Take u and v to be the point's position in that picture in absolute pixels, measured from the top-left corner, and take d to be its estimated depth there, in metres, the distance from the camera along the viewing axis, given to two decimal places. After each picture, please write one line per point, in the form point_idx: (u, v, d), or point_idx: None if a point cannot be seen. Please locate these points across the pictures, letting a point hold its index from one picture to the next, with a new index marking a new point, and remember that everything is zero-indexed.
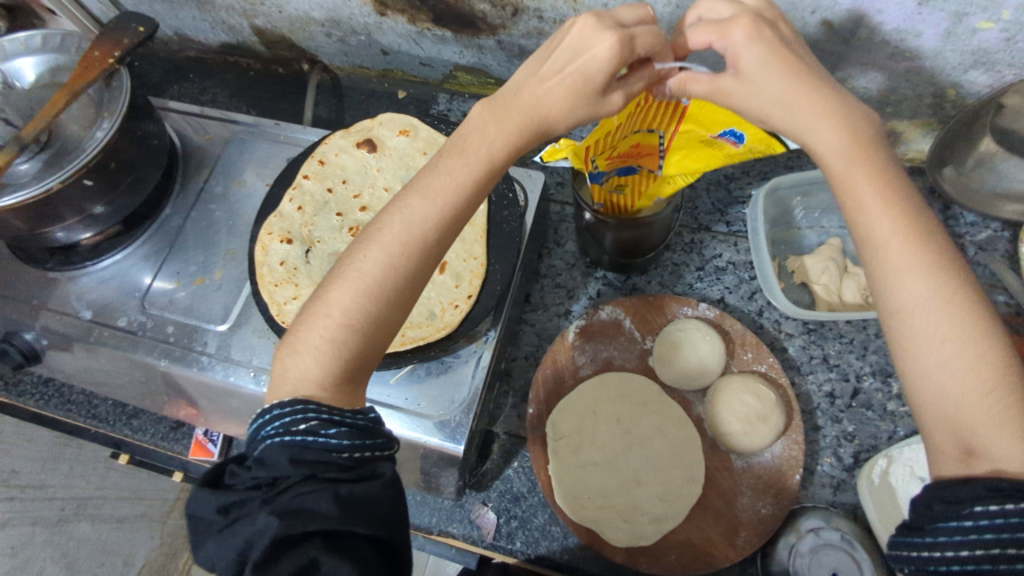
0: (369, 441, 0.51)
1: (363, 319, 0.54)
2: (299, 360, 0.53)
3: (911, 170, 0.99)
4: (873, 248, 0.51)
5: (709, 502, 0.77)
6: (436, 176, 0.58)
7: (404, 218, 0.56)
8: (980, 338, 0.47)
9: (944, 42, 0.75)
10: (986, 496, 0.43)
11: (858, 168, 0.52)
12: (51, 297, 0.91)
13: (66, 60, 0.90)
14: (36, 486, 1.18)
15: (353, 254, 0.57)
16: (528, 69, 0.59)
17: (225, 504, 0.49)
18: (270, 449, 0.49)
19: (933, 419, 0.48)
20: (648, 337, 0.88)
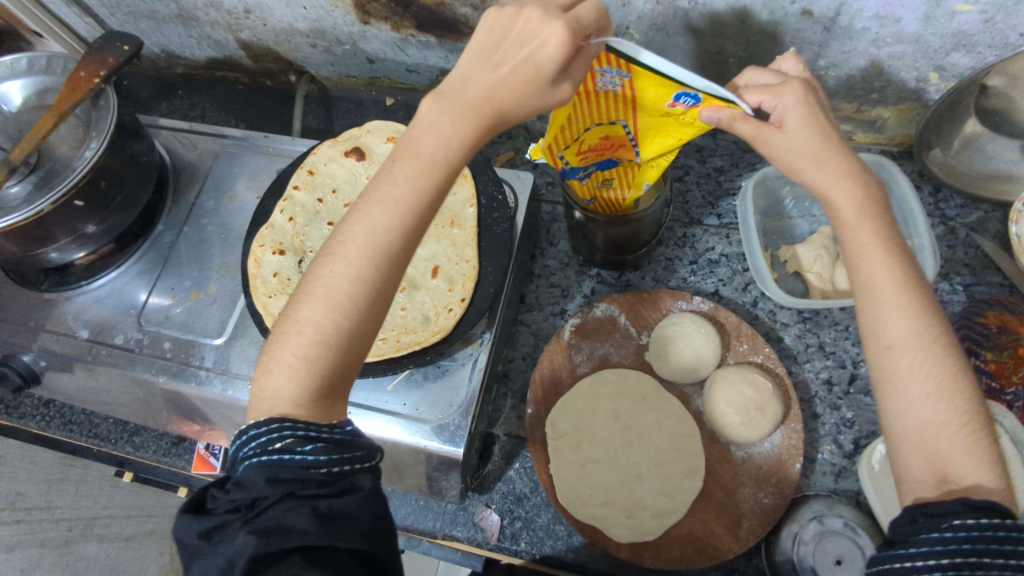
0: (347, 453, 0.51)
1: (333, 334, 0.53)
2: (275, 380, 0.53)
3: (899, 155, 0.99)
4: (869, 291, 0.54)
5: (710, 494, 0.78)
6: (393, 180, 0.55)
7: (364, 229, 0.54)
8: (956, 377, 0.51)
9: (924, 27, 0.75)
10: (961, 511, 0.46)
11: (864, 225, 0.55)
12: (48, 318, 0.91)
13: (53, 82, 0.90)
14: (42, 508, 1.17)
15: (316, 269, 0.55)
16: (474, 60, 0.57)
17: (206, 529, 0.48)
18: (248, 469, 0.49)
19: (909, 449, 0.51)
20: (643, 332, 0.88)
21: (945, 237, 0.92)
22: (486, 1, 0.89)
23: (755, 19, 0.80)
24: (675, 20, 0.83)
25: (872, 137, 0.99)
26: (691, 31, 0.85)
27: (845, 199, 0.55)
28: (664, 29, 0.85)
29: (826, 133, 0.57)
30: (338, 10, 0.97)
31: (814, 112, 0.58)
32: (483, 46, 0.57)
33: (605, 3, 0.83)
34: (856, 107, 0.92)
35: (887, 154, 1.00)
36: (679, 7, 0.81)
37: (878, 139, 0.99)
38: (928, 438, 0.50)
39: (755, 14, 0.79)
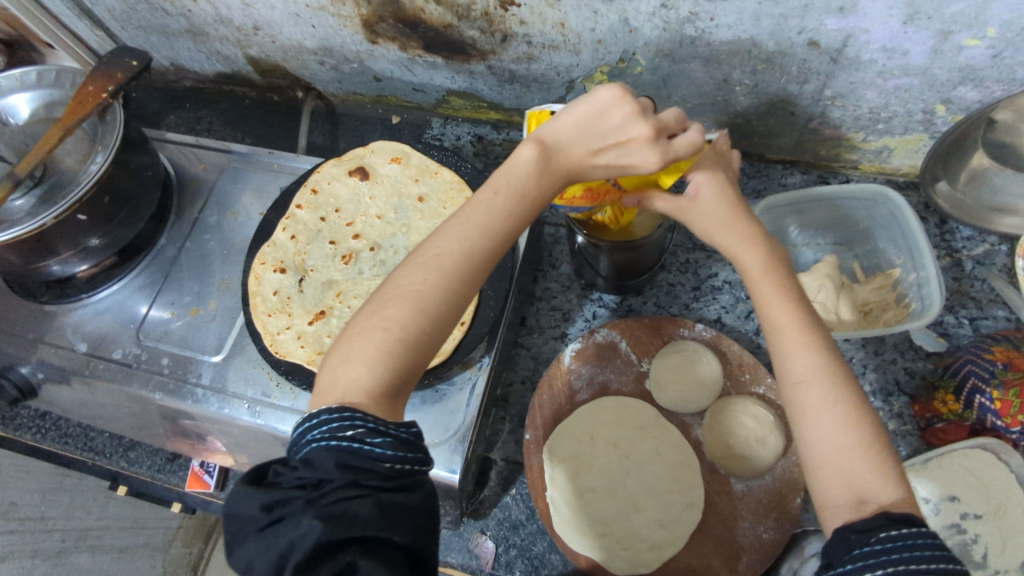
0: (411, 454, 0.49)
1: (416, 337, 0.52)
2: (352, 370, 0.51)
3: (906, 185, 0.98)
4: (777, 333, 0.56)
5: (709, 527, 0.76)
6: (490, 212, 0.54)
7: (459, 246, 0.53)
8: (859, 404, 0.52)
9: (932, 59, 0.75)
10: (885, 524, 0.47)
11: (768, 279, 0.58)
12: (48, 330, 0.91)
13: (61, 95, 0.91)
14: (35, 518, 1.10)
15: (403, 274, 0.54)
16: (580, 134, 0.55)
17: (269, 502, 0.47)
18: (317, 451, 0.47)
19: (826, 475, 0.51)
20: (644, 360, 0.87)
21: (950, 269, 0.92)
22: (493, 25, 0.89)
23: (762, 48, 0.80)
24: (682, 46, 0.83)
25: (879, 166, 0.98)
26: (697, 58, 0.84)
27: (749, 257, 0.59)
28: (671, 55, 0.85)
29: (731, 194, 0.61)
30: (347, 29, 0.98)
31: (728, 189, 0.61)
32: (595, 118, 0.54)
33: (612, 28, 0.83)
34: (862, 136, 0.92)
35: (893, 184, 0.99)
36: (686, 35, 0.81)
37: (885, 169, 0.98)
38: (844, 461, 0.50)
39: (762, 43, 0.79)
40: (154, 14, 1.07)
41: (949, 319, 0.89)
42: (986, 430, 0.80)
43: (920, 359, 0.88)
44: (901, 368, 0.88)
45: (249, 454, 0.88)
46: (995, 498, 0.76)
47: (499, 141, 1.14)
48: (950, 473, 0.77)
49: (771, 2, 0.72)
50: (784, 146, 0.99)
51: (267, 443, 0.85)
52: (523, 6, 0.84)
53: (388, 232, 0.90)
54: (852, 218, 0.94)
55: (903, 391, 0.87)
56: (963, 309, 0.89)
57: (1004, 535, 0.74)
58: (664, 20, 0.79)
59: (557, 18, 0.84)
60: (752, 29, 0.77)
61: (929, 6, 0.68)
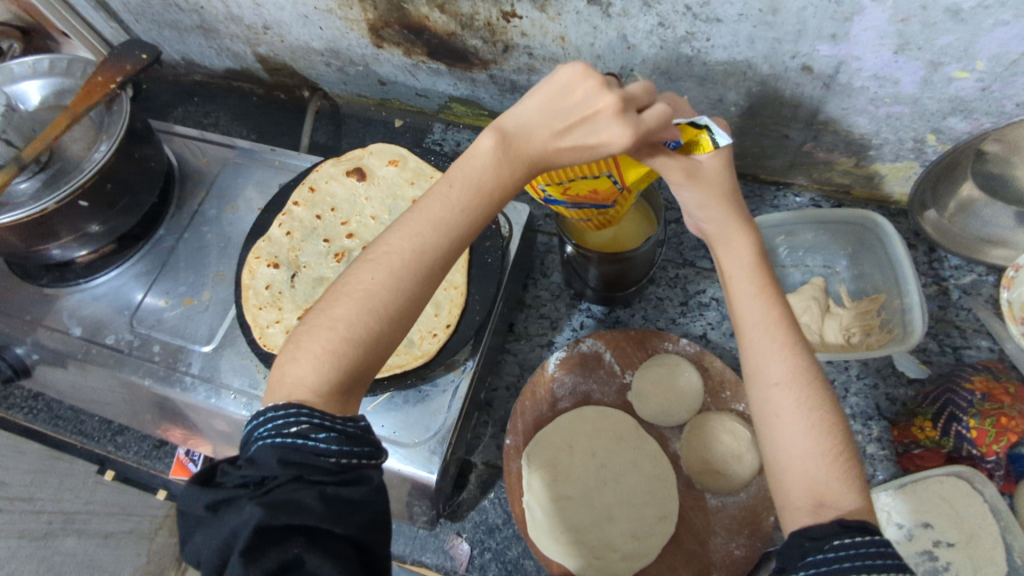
0: (357, 447, 0.50)
1: (365, 335, 0.52)
2: (300, 369, 0.52)
3: (896, 212, 0.99)
4: (754, 332, 0.57)
5: (681, 541, 0.77)
6: (444, 205, 0.55)
7: (409, 244, 0.54)
8: (827, 410, 0.53)
9: (923, 89, 0.76)
10: (839, 531, 0.48)
11: (750, 279, 0.59)
12: (45, 313, 0.93)
13: (71, 83, 0.93)
14: (23, 498, 1.06)
15: (354, 273, 0.54)
16: (543, 118, 0.55)
17: (213, 501, 0.48)
18: (262, 448, 0.49)
19: (790, 477, 0.52)
20: (627, 371, 0.88)
21: (937, 297, 0.92)
22: (495, 35, 0.91)
23: (756, 70, 0.81)
24: (679, 65, 0.84)
25: (870, 192, 0.99)
26: (693, 77, 0.86)
27: (737, 254, 0.60)
28: (667, 73, 0.87)
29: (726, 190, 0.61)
30: (353, 32, 1.00)
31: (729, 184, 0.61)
32: (557, 99, 0.55)
33: (610, 44, 0.85)
34: (855, 161, 0.93)
35: (884, 211, 1.00)
36: (682, 54, 0.82)
37: (876, 195, 0.99)
38: (809, 466, 0.51)
39: (757, 65, 0.80)
40: (167, 9, 1.10)
41: (933, 347, 0.89)
42: (961, 458, 0.80)
43: (902, 385, 0.88)
44: (882, 393, 0.88)
45: (233, 444, 0.90)
46: (967, 526, 0.76)
47: None
48: (924, 500, 0.78)
49: (765, 26, 0.73)
50: (778, 168, 1.00)
51: None
52: (524, 19, 0.85)
53: (381, 232, 0.91)
54: (840, 243, 0.95)
55: (883, 415, 0.87)
56: (947, 337, 0.90)
57: (974, 564, 0.75)
58: (661, 39, 0.80)
59: (557, 32, 0.86)
60: (747, 51, 0.78)
61: (919, 38, 0.69)
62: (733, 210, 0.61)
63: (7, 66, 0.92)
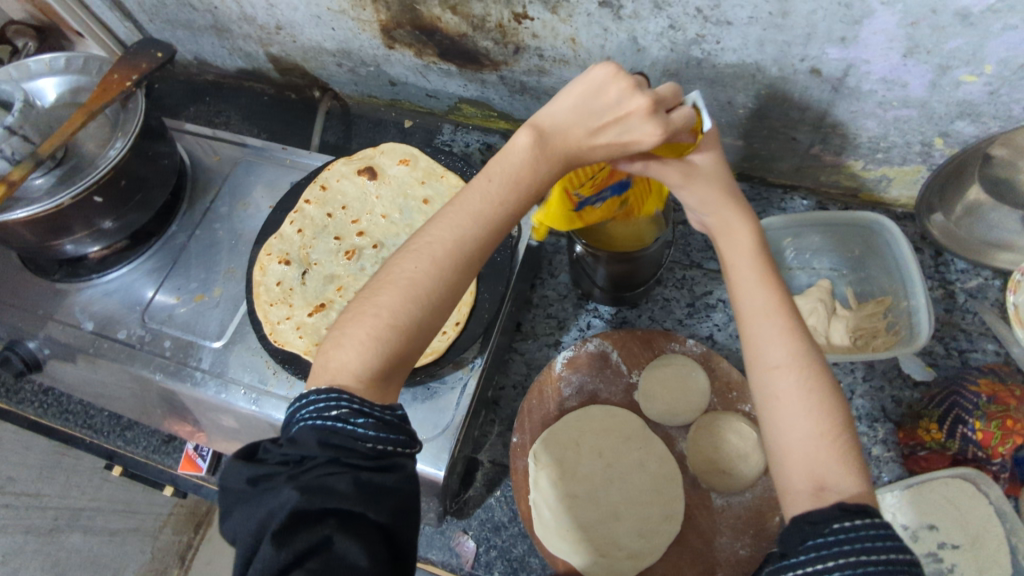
0: (393, 435, 0.51)
1: (407, 322, 0.53)
2: (343, 355, 0.52)
3: (903, 216, 1.00)
4: (756, 319, 0.57)
5: (687, 540, 0.78)
6: (482, 199, 0.56)
7: (449, 236, 0.55)
8: (827, 393, 0.54)
9: (931, 93, 0.77)
10: (840, 514, 0.48)
11: (752, 269, 0.60)
12: (57, 307, 0.94)
13: (87, 81, 0.94)
14: (31, 494, 1.08)
15: (398, 262, 0.56)
16: (579, 113, 0.57)
17: (254, 476, 0.49)
18: (303, 429, 0.50)
19: (791, 461, 0.52)
20: (634, 371, 0.88)
21: (943, 301, 0.93)
22: (506, 36, 0.92)
23: (765, 73, 0.82)
24: (688, 67, 0.85)
25: (877, 196, 0.99)
26: (702, 80, 0.87)
27: (738, 244, 0.61)
28: (677, 75, 0.87)
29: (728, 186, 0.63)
30: (365, 33, 1.01)
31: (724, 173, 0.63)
32: (593, 96, 0.57)
33: (620, 46, 0.85)
34: (862, 164, 0.93)
35: (891, 214, 1.01)
36: (692, 56, 0.83)
37: (884, 199, 1.00)
38: (809, 450, 0.52)
39: (766, 68, 0.81)
40: (182, 9, 1.11)
41: (939, 350, 0.90)
42: (966, 460, 0.80)
43: (908, 388, 0.89)
44: (888, 395, 0.89)
45: (242, 439, 0.90)
46: (973, 528, 0.76)
47: None
48: (929, 502, 0.78)
49: (775, 29, 0.74)
50: (785, 170, 1.01)
51: (260, 430, 0.87)
52: (535, 20, 0.86)
53: (391, 231, 0.92)
54: (847, 245, 0.96)
55: (889, 417, 0.87)
56: (953, 340, 0.90)
57: (979, 565, 0.75)
58: (671, 41, 0.81)
59: (568, 34, 0.86)
60: (756, 54, 0.79)
61: (928, 41, 0.69)
62: (732, 203, 0.62)
63: (24, 63, 0.94)
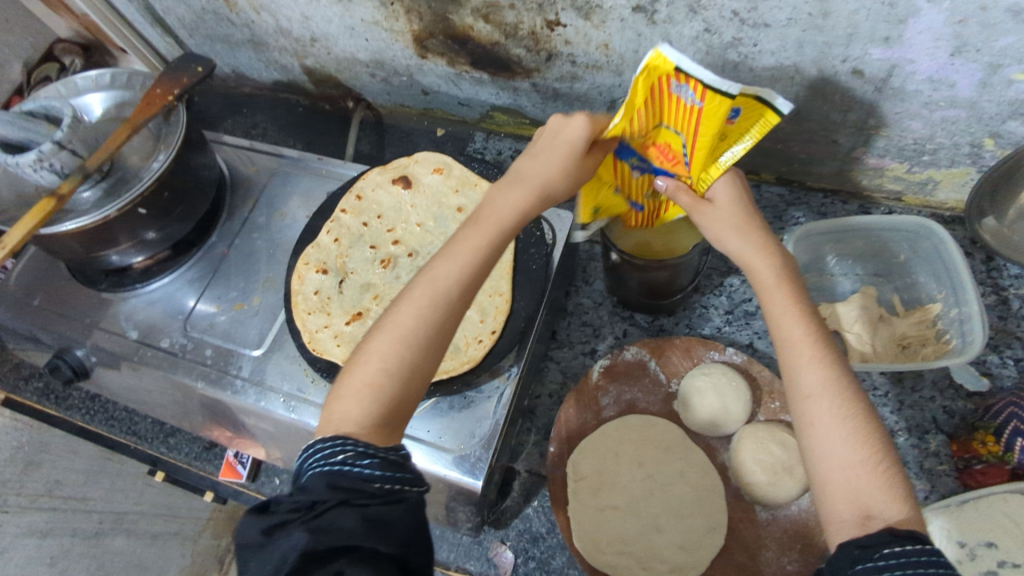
0: (401, 474, 0.52)
1: (398, 364, 0.57)
2: (343, 405, 0.56)
3: (951, 220, 0.97)
4: (789, 347, 0.58)
5: (731, 554, 0.76)
6: (465, 242, 0.61)
7: (429, 277, 0.60)
8: (866, 418, 0.54)
9: (980, 93, 0.74)
10: (891, 539, 0.48)
11: (780, 290, 0.60)
12: (103, 317, 0.96)
13: (131, 96, 0.97)
14: (78, 498, 1.07)
15: (389, 313, 0.60)
16: (536, 161, 0.64)
17: (267, 527, 0.49)
18: (313, 477, 0.51)
19: (832, 488, 0.53)
20: (673, 380, 0.87)
21: (996, 307, 0.89)
22: (539, 44, 0.91)
23: (805, 75, 0.80)
24: (724, 71, 0.84)
25: (924, 199, 0.97)
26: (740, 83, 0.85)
27: (762, 267, 0.62)
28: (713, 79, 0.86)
29: (742, 204, 0.65)
30: (398, 43, 1.02)
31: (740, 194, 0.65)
32: (545, 142, 0.65)
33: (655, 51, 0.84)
34: (906, 167, 0.91)
35: (938, 218, 0.97)
36: (729, 60, 0.81)
37: (930, 202, 0.97)
38: (849, 477, 0.52)
39: (806, 70, 0.79)
40: (220, 24, 1.14)
41: (993, 358, 0.86)
42: None
43: (960, 398, 0.86)
44: (939, 406, 0.86)
45: (280, 447, 0.91)
46: None
47: None
48: (988, 518, 0.75)
49: (816, 30, 0.72)
50: (826, 174, 0.98)
51: (298, 438, 0.87)
52: (568, 27, 0.86)
53: (426, 240, 0.93)
54: (892, 250, 0.93)
55: (940, 429, 0.84)
56: (1008, 349, 0.87)
57: None
58: (707, 44, 0.80)
59: (601, 40, 0.86)
60: (796, 56, 0.77)
61: (977, 39, 0.67)
62: (754, 225, 0.64)
63: (72, 80, 0.97)
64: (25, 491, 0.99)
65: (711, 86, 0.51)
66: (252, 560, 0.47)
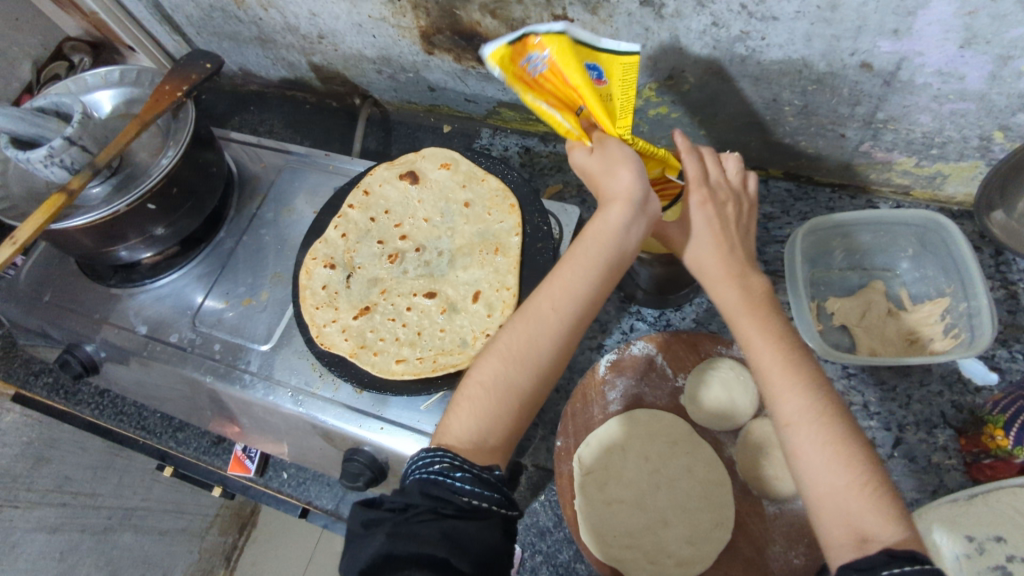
0: (488, 493, 0.57)
1: (497, 383, 0.64)
2: (450, 420, 0.65)
3: (960, 215, 0.96)
4: (765, 374, 0.61)
5: (738, 548, 0.75)
6: (573, 273, 0.66)
7: (533, 305, 0.67)
8: (852, 441, 0.55)
9: (990, 86, 0.74)
10: (888, 561, 0.48)
11: (751, 316, 0.64)
12: (113, 312, 0.97)
13: (140, 93, 0.97)
14: (87, 493, 1.10)
15: (498, 338, 0.68)
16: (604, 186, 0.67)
17: (366, 520, 0.56)
18: (413, 482, 0.58)
19: (827, 515, 0.54)
20: (679, 374, 0.87)
21: (1005, 302, 0.89)
22: None
23: (812, 69, 0.80)
24: (732, 65, 0.84)
25: (932, 193, 0.96)
26: (747, 77, 0.85)
27: (731, 293, 0.65)
28: (720, 73, 0.86)
29: (723, 220, 0.68)
30: (405, 40, 1.02)
31: (720, 216, 0.68)
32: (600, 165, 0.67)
33: (663, 45, 0.84)
34: (915, 161, 0.90)
35: (946, 213, 0.97)
36: (736, 53, 0.81)
37: (939, 196, 0.96)
38: (839, 500, 0.53)
39: (813, 63, 0.79)
40: (227, 21, 1.14)
41: (1002, 353, 0.86)
42: None
43: (969, 393, 0.85)
44: (948, 400, 0.85)
45: (288, 442, 0.91)
46: None
47: (545, 153, 1.16)
48: (994, 511, 0.74)
49: (824, 23, 0.72)
50: (833, 169, 0.98)
51: (306, 433, 0.87)
52: (575, 22, 0.86)
53: (434, 234, 0.93)
54: (900, 244, 0.93)
55: (949, 423, 0.84)
56: (1017, 343, 0.86)
57: None
58: (714, 38, 0.80)
59: (608, 34, 0.86)
60: (804, 49, 0.77)
61: (987, 31, 0.67)
62: (727, 249, 0.67)
63: (82, 77, 0.97)
64: (36, 486, 1.00)
65: (548, 32, 0.61)
66: (352, 545, 0.55)
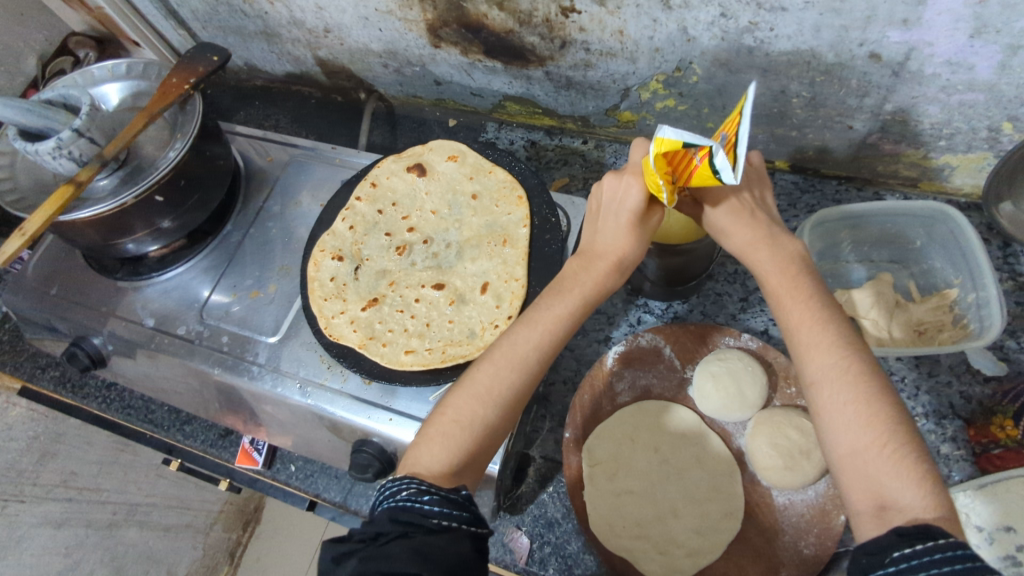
0: (458, 512, 0.57)
1: (469, 418, 0.65)
2: (419, 451, 0.65)
3: (967, 206, 0.97)
4: (793, 331, 0.61)
5: (748, 538, 0.75)
6: (549, 310, 0.69)
7: (510, 341, 0.69)
8: (876, 401, 0.55)
9: (998, 75, 0.74)
10: (898, 540, 0.48)
11: (783, 279, 0.63)
12: (120, 304, 0.97)
13: (147, 86, 0.97)
14: (93, 488, 1.10)
15: (474, 372, 0.68)
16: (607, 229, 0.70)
17: (337, 555, 0.56)
18: (383, 512, 0.59)
19: (848, 478, 0.54)
20: (688, 366, 0.87)
21: (1013, 293, 0.89)
22: (553, 31, 0.91)
23: (821, 60, 0.80)
24: (739, 56, 0.84)
25: (940, 185, 0.96)
26: (755, 68, 0.85)
27: (763, 259, 0.65)
28: (728, 64, 0.86)
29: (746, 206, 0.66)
30: (412, 33, 1.02)
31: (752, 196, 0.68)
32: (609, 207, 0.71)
33: (670, 37, 0.84)
34: (923, 153, 0.90)
35: (954, 205, 0.97)
36: (744, 45, 0.81)
37: (947, 188, 0.96)
38: (858, 463, 0.54)
39: (822, 54, 0.79)
40: (233, 15, 1.14)
41: (1010, 344, 0.86)
42: None
43: (977, 383, 0.85)
44: (956, 391, 0.85)
45: (295, 434, 0.91)
46: None
47: (552, 146, 1.16)
48: (1007, 502, 0.75)
49: (833, 13, 0.72)
50: (840, 161, 0.98)
51: (314, 424, 0.87)
52: (583, 14, 0.86)
53: (442, 227, 0.93)
54: (907, 236, 0.93)
55: (958, 414, 0.84)
56: None
57: None
58: (722, 29, 0.80)
59: (616, 26, 0.86)
60: (812, 40, 0.77)
61: (997, 20, 0.67)
62: (760, 218, 0.66)
63: (89, 70, 0.98)
64: (41, 481, 1.00)
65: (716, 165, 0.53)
66: None
